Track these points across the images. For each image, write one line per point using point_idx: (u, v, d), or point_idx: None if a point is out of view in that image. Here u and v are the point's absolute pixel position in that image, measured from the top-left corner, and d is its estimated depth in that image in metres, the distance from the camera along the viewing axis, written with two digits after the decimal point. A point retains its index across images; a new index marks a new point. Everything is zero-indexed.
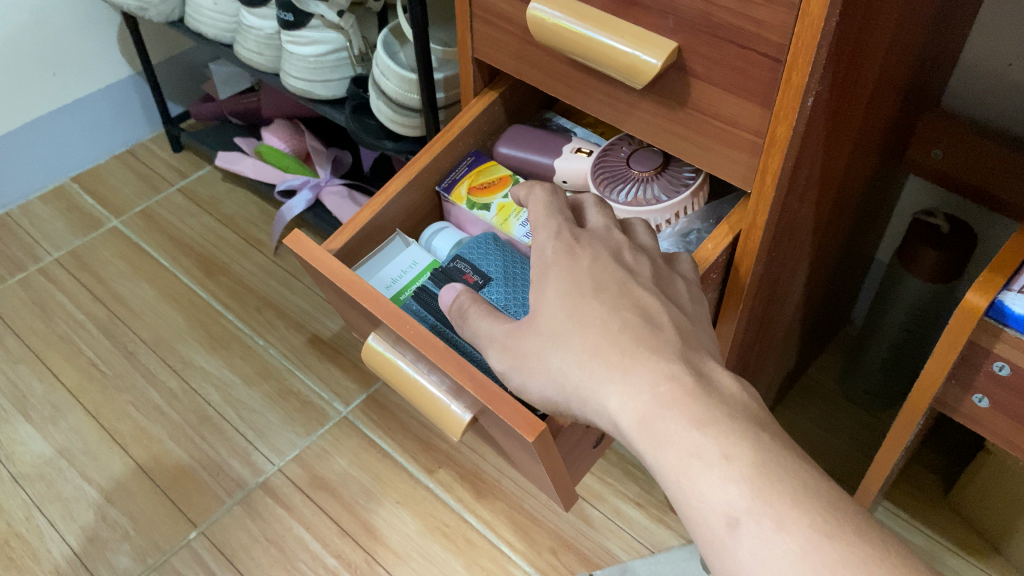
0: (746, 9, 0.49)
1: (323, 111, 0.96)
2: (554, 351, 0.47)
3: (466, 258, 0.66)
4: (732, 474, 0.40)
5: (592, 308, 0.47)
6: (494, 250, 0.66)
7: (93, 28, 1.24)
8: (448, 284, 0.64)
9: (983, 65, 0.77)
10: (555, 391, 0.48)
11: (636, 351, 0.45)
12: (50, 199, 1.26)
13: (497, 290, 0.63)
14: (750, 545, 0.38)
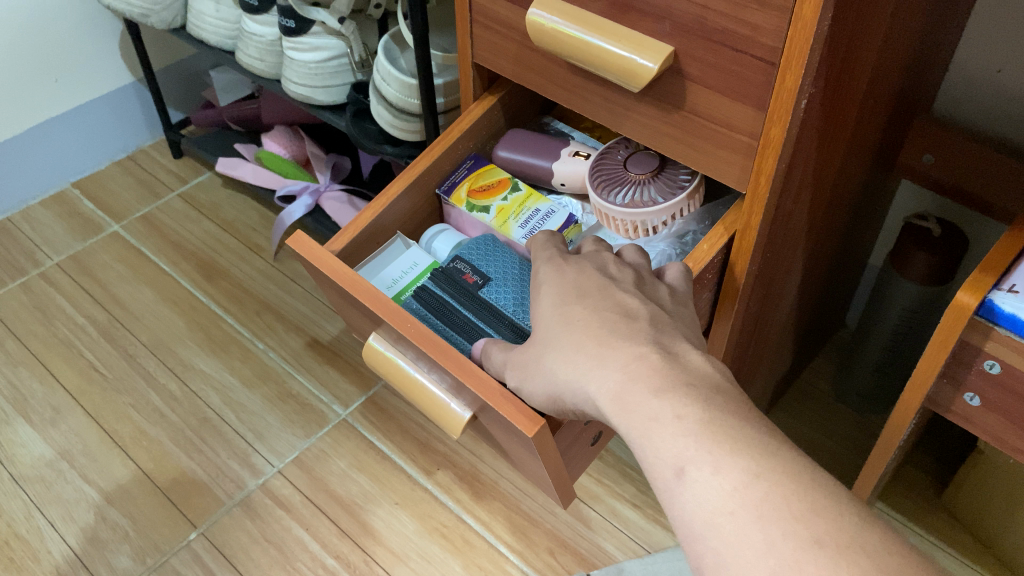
0: (740, 13, 0.51)
1: (324, 117, 0.97)
2: (544, 351, 0.49)
3: (464, 258, 0.67)
4: (681, 429, 0.41)
5: (576, 310, 0.49)
6: (493, 249, 0.68)
7: (95, 35, 1.25)
8: (447, 285, 0.65)
9: (973, 72, 0.78)
10: (548, 388, 0.50)
11: (611, 338, 0.47)
12: (51, 205, 1.27)
13: (497, 289, 0.65)
14: (694, 493, 0.40)
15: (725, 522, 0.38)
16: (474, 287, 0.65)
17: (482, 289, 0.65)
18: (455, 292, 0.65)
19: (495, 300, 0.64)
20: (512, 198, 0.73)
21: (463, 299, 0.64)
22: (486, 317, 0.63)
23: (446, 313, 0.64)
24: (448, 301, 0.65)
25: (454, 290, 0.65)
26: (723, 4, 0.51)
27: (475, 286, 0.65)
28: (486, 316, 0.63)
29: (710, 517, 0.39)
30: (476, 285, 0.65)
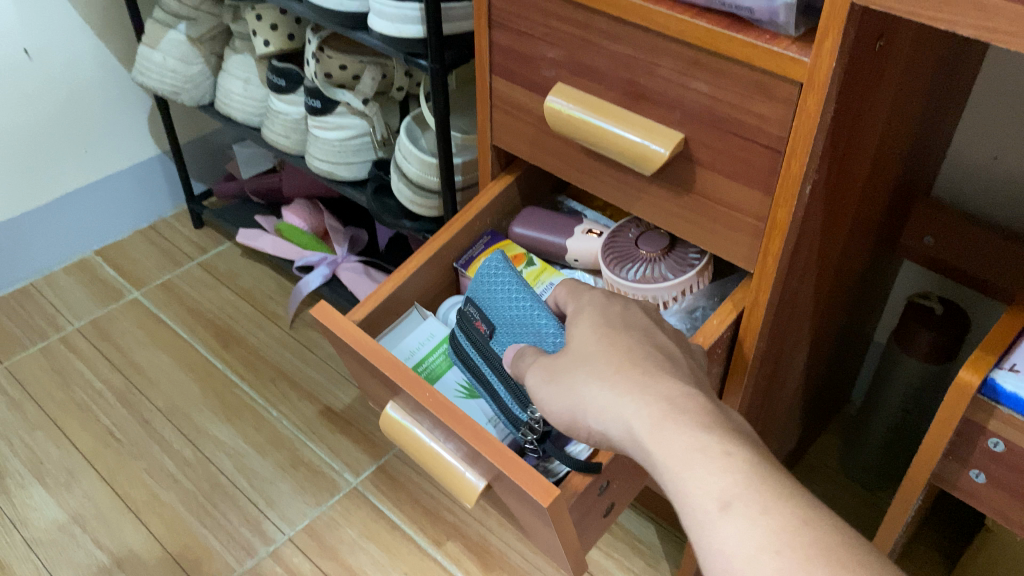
0: (747, 104, 0.54)
1: (346, 191, 1.01)
2: (578, 370, 0.51)
3: (469, 306, 0.67)
4: (728, 466, 0.43)
5: (623, 338, 0.52)
6: (498, 285, 0.66)
7: (126, 110, 1.30)
8: (463, 339, 0.67)
9: (970, 159, 0.82)
10: (572, 406, 0.51)
11: (648, 376, 0.48)
12: (74, 271, 1.31)
13: (500, 341, 0.64)
14: (737, 528, 0.41)
15: (767, 560, 0.40)
16: (480, 337, 0.66)
17: (488, 336, 0.65)
18: (471, 345, 0.67)
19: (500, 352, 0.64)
20: (527, 272, 0.76)
21: (478, 353, 0.66)
22: (495, 374, 0.65)
23: (476, 367, 0.67)
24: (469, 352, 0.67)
25: (470, 344, 0.67)
26: (731, 95, 0.55)
27: (481, 336, 0.66)
28: (494, 373, 0.65)
29: (754, 554, 0.40)
30: (481, 335, 0.66)
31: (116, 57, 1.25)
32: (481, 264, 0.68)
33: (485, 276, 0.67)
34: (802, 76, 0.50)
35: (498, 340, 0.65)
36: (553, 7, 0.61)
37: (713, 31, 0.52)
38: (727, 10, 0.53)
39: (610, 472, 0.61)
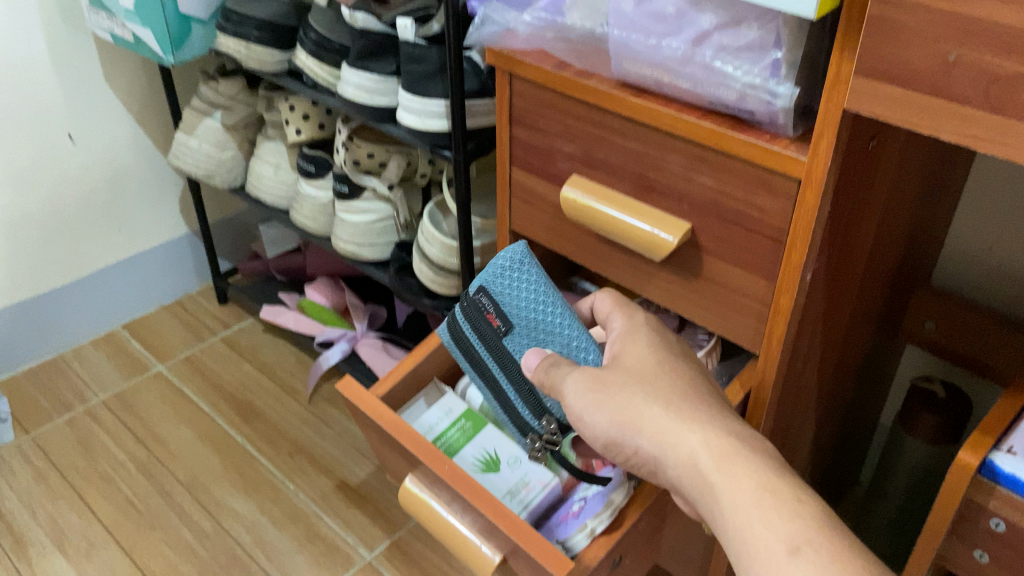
0: (750, 198, 0.58)
1: (369, 271, 1.05)
2: (639, 393, 0.53)
3: (487, 297, 0.66)
4: (799, 512, 0.46)
5: (680, 369, 0.55)
6: (516, 282, 0.65)
7: (159, 191, 1.36)
8: (473, 326, 0.67)
9: (965, 248, 0.85)
10: (622, 426, 0.53)
11: (702, 412, 0.52)
12: (101, 345, 1.35)
13: (518, 342, 0.65)
14: (806, 569, 0.44)
15: None
16: (496, 334, 0.66)
17: (508, 337, 0.65)
18: (481, 337, 0.67)
19: (516, 351, 0.65)
20: None
21: (487, 344, 0.66)
22: (507, 371, 0.66)
23: (481, 357, 0.67)
24: (474, 341, 0.67)
25: (479, 333, 0.66)
26: (735, 189, 0.59)
27: (497, 333, 0.66)
28: (506, 369, 0.66)
29: None
30: (498, 332, 0.65)
31: (152, 142, 1.32)
32: (506, 255, 0.65)
33: (510, 273, 0.65)
34: (800, 173, 0.54)
35: (518, 343, 0.65)
36: (569, 106, 0.67)
37: (716, 130, 0.57)
38: (730, 111, 0.58)
39: (621, 546, 0.63)
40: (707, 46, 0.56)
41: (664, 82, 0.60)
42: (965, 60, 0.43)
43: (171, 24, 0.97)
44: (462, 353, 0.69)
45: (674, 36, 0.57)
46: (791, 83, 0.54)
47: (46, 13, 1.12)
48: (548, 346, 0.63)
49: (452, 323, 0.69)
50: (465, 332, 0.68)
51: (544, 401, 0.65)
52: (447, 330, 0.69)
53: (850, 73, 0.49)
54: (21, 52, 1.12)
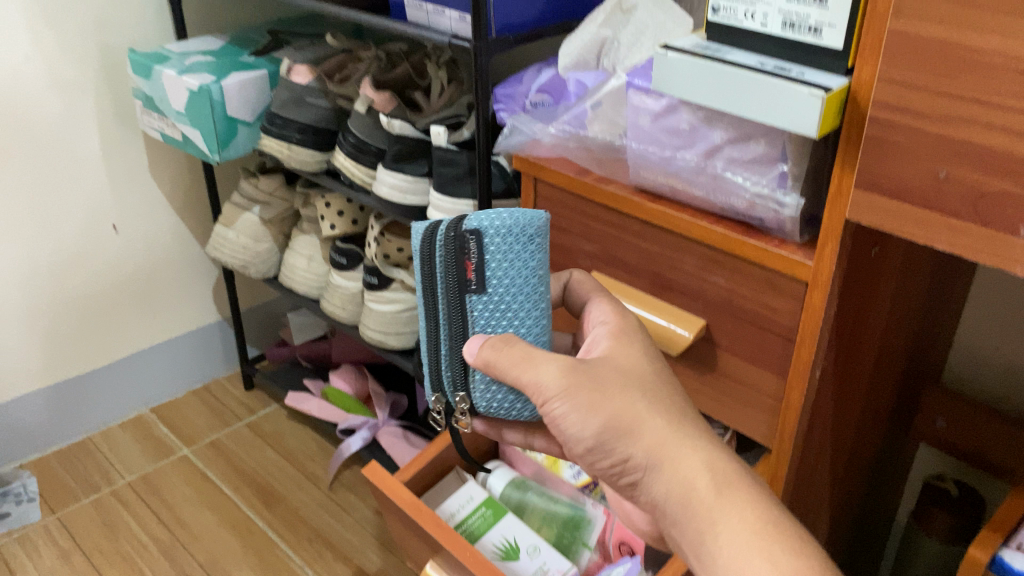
0: (761, 297, 0.62)
1: (395, 359, 1.09)
2: (640, 402, 0.51)
3: (479, 244, 0.53)
4: (801, 550, 0.46)
5: (676, 385, 0.54)
6: (517, 250, 0.53)
7: (194, 279, 1.42)
8: (449, 262, 0.53)
9: (970, 351, 0.88)
10: (614, 432, 0.51)
11: (699, 430, 0.51)
12: (130, 427, 1.39)
13: (482, 308, 0.54)
14: None
15: None
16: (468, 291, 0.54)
17: (476, 300, 0.54)
18: (448, 274, 0.54)
19: (473, 316, 0.55)
20: None
21: (449, 288, 0.54)
22: (453, 327, 0.55)
23: (433, 290, 0.55)
24: (435, 273, 0.54)
25: (446, 270, 0.54)
26: (747, 290, 0.63)
27: (467, 287, 0.54)
28: (453, 326, 0.55)
29: None
30: (472, 291, 0.54)
31: (191, 233, 1.38)
32: (520, 222, 0.53)
33: (513, 246, 0.53)
34: (807, 276, 0.58)
35: (481, 314, 0.54)
36: (591, 209, 0.71)
37: (728, 235, 0.61)
38: (740, 218, 0.62)
39: None
40: (718, 158, 0.61)
41: (678, 190, 0.65)
42: (954, 177, 0.47)
43: (219, 125, 1.04)
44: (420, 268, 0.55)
45: (687, 149, 0.62)
46: (797, 193, 0.58)
47: (101, 113, 1.20)
48: (504, 332, 0.55)
49: (430, 233, 0.54)
50: (436, 258, 0.54)
51: (471, 379, 0.56)
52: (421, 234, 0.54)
53: (850, 187, 0.53)
54: (76, 149, 1.20)
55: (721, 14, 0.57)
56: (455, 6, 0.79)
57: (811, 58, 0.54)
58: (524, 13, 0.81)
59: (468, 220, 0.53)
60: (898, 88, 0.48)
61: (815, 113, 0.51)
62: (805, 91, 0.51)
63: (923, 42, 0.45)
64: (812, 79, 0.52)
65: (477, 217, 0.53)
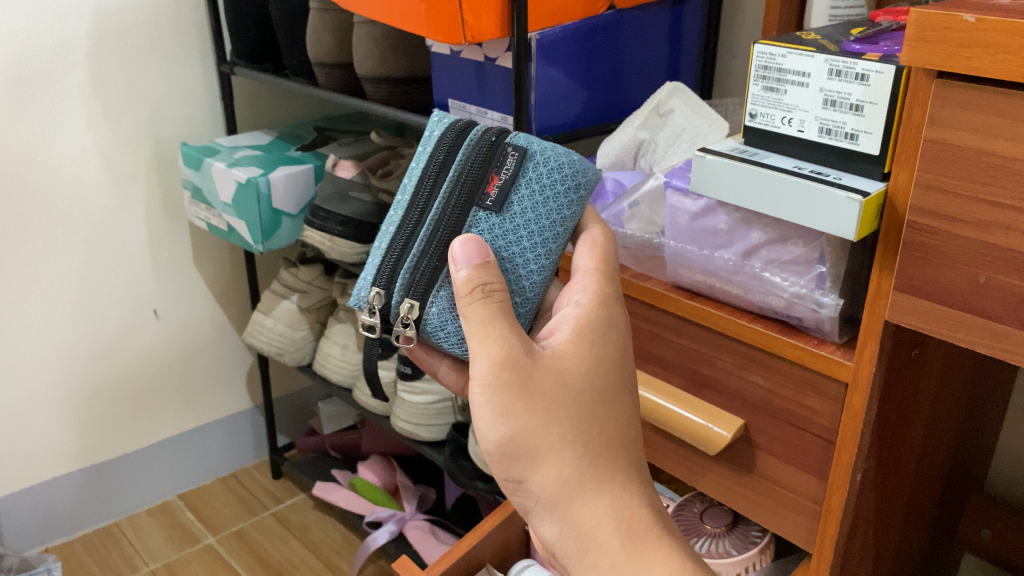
0: (800, 398, 0.62)
1: (425, 451, 1.09)
2: (558, 429, 0.46)
3: (515, 162, 0.59)
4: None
5: (623, 408, 0.49)
6: (554, 183, 0.59)
7: (229, 365, 1.44)
8: (466, 160, 0.59)
9: (1016, 461, 0.86)
10: (524, 448, 0.46)
11: (613, 476, 0.47)
12: (156, 513, 1.38)
13: (488, 224, 0.58)
14: None
15: None
16: (468, 202, 0.59)
17: (481, 212, 0.58)
18: (451, 189, 0.59)
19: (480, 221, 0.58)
20: None
21: (468, 180, 0.59)
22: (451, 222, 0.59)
23: (440, 180, 0.60)
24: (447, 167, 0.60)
25: (472, 170, 0.59)
26: (787, 390, 0.62)
27: (483, 199, 0.59)
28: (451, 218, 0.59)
29: None
30: (483, 205, 0.58)
31: (228, 319, 1.41)
32: (564, 173, 0.59)
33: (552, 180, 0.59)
34: (847, 377, 0.58)
35: (485, 225, 0.58)
36: (629, 306, 0.72)
37: (767, 333, 0.62)
38: (779, 318, 0.63)
39: None
40: (756, 258, 0.62)
41: (716, 288, 0.65)
42: (994, 282, 0.48)
43: (263, 216, 1.08)
44: (426, 161, 0.61)
45: (726, 248, 0.63)
46: (836, 294, 0.59)
47: (150, 204, 1.25)
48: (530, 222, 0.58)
49: (454, 126, 0.61)
50: (437, 157, 0.60)
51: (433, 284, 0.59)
52: (429, 155, 0.61)
53: (890, 289, 0.54)
54: (124, 237, 1.24)
55: (759, 119, 0.59)
56: (497, 107, 0.82)
57: (848, 163, 0.55)
58: (565, 113, 0.84)
59: (514, 138, 0.60)
60: (935, 194, 0.49)
61: (852, 217, 0.52)
62: (843, 195, 0.52)
63: (959, 150, 0.47)
64: (850, 183, 0.53)
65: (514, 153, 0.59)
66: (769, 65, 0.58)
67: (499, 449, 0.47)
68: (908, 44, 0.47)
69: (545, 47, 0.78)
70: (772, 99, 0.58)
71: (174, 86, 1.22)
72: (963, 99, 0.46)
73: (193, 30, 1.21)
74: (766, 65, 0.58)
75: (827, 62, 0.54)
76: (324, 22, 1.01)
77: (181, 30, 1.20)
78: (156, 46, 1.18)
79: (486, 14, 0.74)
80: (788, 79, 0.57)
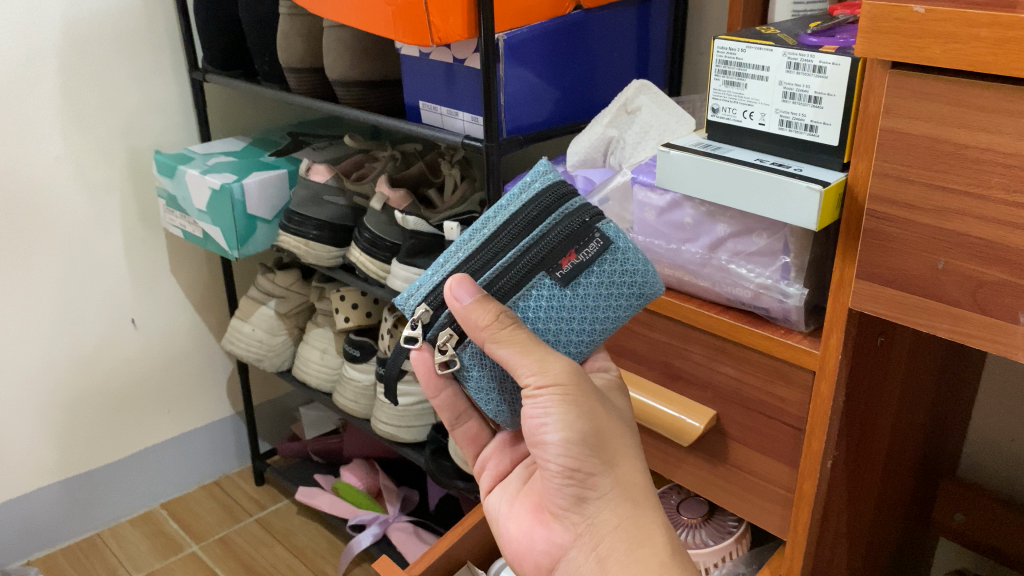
0: (769, 388, 0.63)
1: (406, 452, 1.10)
2: (602, 430, 0.52)
3: (598, 250, 0.54)
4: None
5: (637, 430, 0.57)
6: (608, 294, 0.54)
7: (208, 373, 1.43)
8: (555, 229, 0.54)
9: (985, 445, 0.88)
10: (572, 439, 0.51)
11: (638, 479, 0.54)
12: (139, 522, 1.38)
13: (534, 309, 0.54)
14: None
15: None
16: (537, 266, 0.54)
17: (546, 280, 0.54)
18: (534, 241, 0.54)
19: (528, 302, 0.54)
20: None
21: (544, 248, 0.54)
22: (508, 282, 0.54)
23: (528, 223, 0.55)
24: (539, 216, 0.55)
25: (556, 242, 0.54)
26: (756, 380, 0.63)
27: (552, 271, 0.54)
28: (511, 279, 0.54)
29: None
30: (552, 273, 0.54)
31: (207, 327, 1.40)
32: (631, 282, 0.54)
33: (614, 298, 0.54)
34: (814, 365, 0.59)
35: (537, 298, 0.54)
36: None
37: (735, 324, 0.63)
38: (747, 308, 0.64)
39: None
40: (723, 251, 0.63)
41: (685, 281, 0.66)
42: (952, 267, 0.49)
43: (238, 222, 1.07)
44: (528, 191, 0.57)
45: (693, 242, 0.64)
46: (800, 284, 0.60)
47: (125, 212, 1.24)
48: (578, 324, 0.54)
49: (556, 190, 0.56)
50: (533, 211, 0.55)
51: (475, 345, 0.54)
52: (520, 205, 0.56)
53: (852, 276, 0.55)
54: (100, 246, 1.23)
55: (721, 114, 0.60)
56: (468, 109, 0.83)
57: (808, 155, 0.56)
58: (535, 113, 0.85)
59: (605, 224, 0.55)
60: (893, 182, 0.50)
61: (813, 207, 0.53)
62: (803, 185, 0.53)
63: (914, 139, 0.48)
64: (810, 174, 0.54)
65: (604, 235, 0.54)
66: (729, 60, 0.59)
67: (544, 444, 0.51)
68: (862, 36, 0.48)
69: (513, 47, 0.79)
70: (733, 94, 0.59)
71: (147, 94, 1.21)
72: (916, 89, 0.47)
73: (165, 38, 1.21)
74: (726, 60, 0.59)
75: (785, 56, 0.55)
76: (295, 27, 1.01)
77: (153, 37, 1.20)
78: (128, 55, 1.18)
79: (453, 15, 0.75)
80: (748, 73, 0.57)
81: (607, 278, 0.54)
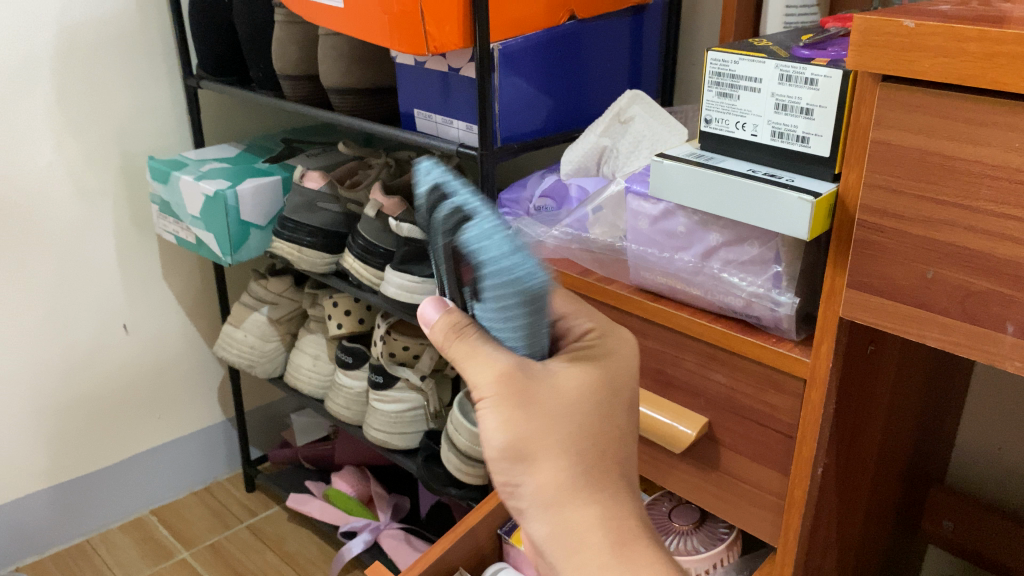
0: (761, 396, 0.63)
1: (398, 459, 1.10)
2: (538, 431, 0.43)
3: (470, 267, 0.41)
4: None
5: (619, 418, 0.46)
6: (506, 307, 0.41)
7: (199, 378, 1.43)
8: (442, 250, 0.44)
9: (973, 453, 0.89)
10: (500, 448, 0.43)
11: (595, 482, 0.44)
12: (130, 529, 1.37)
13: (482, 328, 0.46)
14: None
15: None
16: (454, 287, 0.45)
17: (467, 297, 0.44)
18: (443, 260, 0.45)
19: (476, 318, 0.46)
20: None
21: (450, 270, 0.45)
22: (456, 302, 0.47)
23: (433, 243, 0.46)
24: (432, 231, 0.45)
25: (450, 264, 0.44)
26: (747, 388, 0.64)
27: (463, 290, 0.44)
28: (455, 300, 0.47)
29: None
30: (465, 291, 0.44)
31: (199, 333, 1.40)
32: (508, 297, 0.40)
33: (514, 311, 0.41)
34: (805, 373, 0.60)
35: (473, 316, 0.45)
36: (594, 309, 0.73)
37: (727, 332, 0.63)
38: (738, 317, 0.64)
39: None
40: (715, 260, 0.63)
41: (678, 289, 0.67)
42: (941, 277, 0.49)
43: (231, 228, 1.08)
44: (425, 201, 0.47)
45: (685, 251, 0.65)
46: (792, 292, 0.60)
47: (118, 218, 1.24)
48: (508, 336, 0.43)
49: (430, 198, 0.44)
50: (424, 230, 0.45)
51: None
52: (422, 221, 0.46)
53: (842, 286, 0.55)
54: (93, 251, 1.23)
55: (714, 124, 0.61)
56: (462, 117, 0.84)
57: (799, 165, 0.56)
58: (529, 121, 0.85)
59: (467, 229, 0.41)
60: (883, 193, 0.50)
61: (805, 217, 0.53)
62: (794, 196, 0.53)
63: (904, 151, 0.48)
64: (802, 184, 0.55)
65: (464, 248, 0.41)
66: (722, 71, 0.59)
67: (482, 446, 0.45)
68: (853, 49, 0.49)
69: (508, 56, 0.80)
70: (725, 105, 0.60)
71: (141, 101, 1.22)
72: (906, 102, 0.47)
73: (159, 44, 1.21)
74: (720, 72, 0.59)
75: (778, 68, 0.56)
76: (290, 35, 1.01)
77: (147, 43, 1.20)
78: (122, 61, 1.18)
79: (449, 24, 0.75)
80: (740, 85, 0.58)
81: (496, 294, 0.41)
